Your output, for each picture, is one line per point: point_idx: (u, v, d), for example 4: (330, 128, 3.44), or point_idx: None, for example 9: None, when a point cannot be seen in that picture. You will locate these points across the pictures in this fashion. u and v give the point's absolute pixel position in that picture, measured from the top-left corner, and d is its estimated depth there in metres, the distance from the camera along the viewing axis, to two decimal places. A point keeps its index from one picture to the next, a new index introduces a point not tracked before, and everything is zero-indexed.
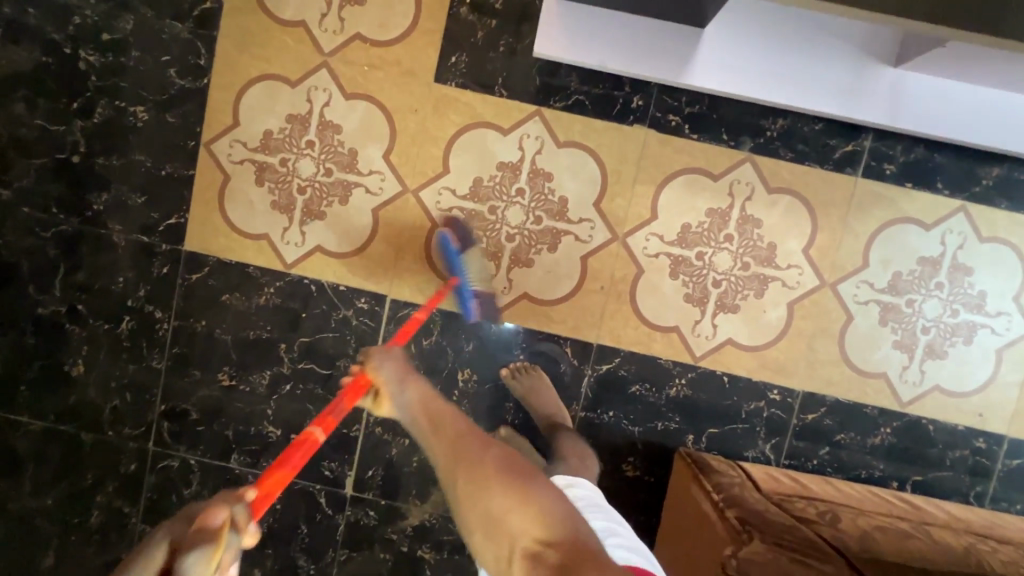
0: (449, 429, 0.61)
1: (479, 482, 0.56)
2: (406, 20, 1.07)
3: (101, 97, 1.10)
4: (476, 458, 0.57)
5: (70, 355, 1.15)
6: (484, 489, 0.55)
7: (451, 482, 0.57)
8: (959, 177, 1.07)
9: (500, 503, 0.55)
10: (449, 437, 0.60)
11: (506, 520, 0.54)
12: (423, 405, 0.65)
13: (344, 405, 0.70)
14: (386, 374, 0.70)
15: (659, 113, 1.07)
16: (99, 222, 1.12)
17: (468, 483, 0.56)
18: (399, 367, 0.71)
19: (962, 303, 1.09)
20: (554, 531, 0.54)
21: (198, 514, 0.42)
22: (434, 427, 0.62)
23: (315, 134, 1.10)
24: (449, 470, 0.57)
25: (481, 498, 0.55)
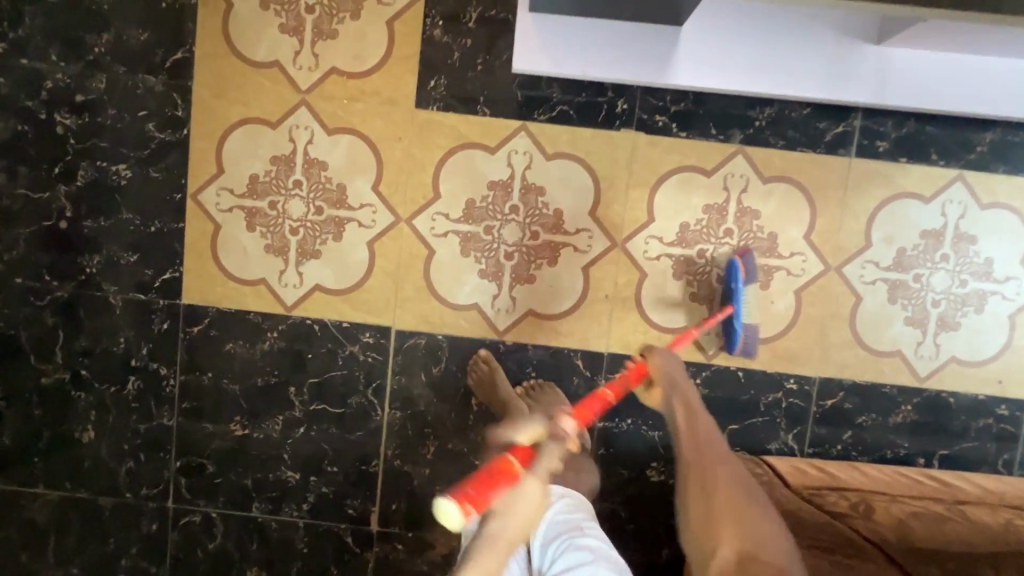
0: (712, 447, 0.78)
1: (722, 495, 0.74)
2: (379, 49, 1.06)
3: (82, 160, 1.08)
4: (719, 473, 0.76)
5: (80, 421, 1.13)
6: (723, 502, 0.73)
7: (683, 483, 0.76)
8: (953, 147, 1.06)
9: (731, 520, 0.72)
10: (699, 446, 0.78)
11: (717, 532, 0.71)
12: (692, 411, 0.81)
13: (631, 380, 0.82)
14: (672, 374, 0.84)
15: (645, 115, 1.06)
16: (94, 285, 1.11)
17: (704, 492, 0.74)
18: (676, 369, 0.85)
19: (969, 272, 1.08)
20: (762, 557, 0.69)
21: (549, 429, 0.63)
22: (693, 429, 0.80)
23: (301, 173, 1.08)
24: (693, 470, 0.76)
25: (704, 503, 0.73)
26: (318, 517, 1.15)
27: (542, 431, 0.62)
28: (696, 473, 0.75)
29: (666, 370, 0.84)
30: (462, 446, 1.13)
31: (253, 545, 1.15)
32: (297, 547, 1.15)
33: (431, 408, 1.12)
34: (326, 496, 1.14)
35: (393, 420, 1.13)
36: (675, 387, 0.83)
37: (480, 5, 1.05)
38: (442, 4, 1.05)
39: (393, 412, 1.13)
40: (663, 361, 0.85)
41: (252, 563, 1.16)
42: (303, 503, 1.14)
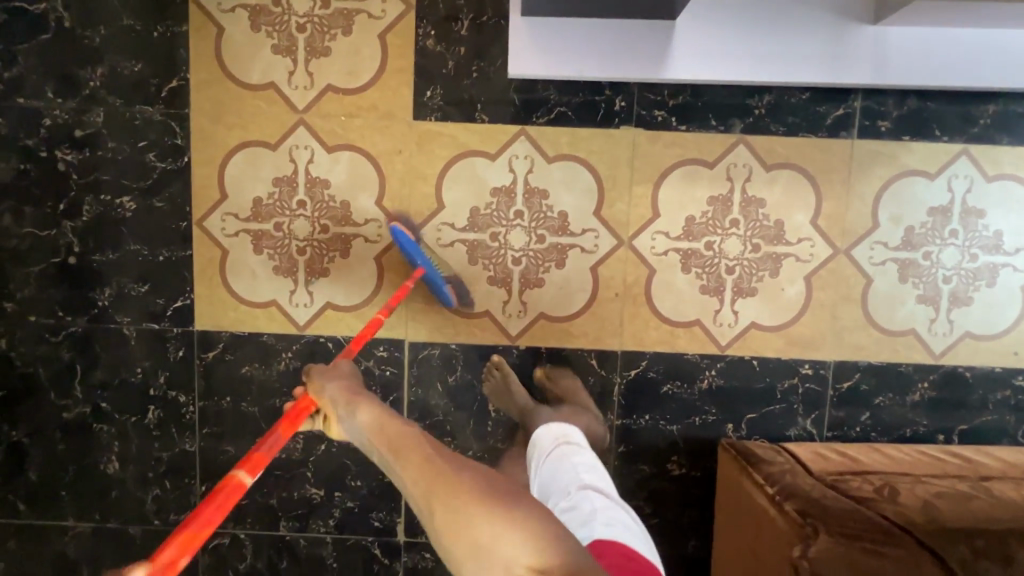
0: (404, 449, 0.56)
1: (459, 507, 0.50)
2: (373, 63, 1.05)
3: (86, 195, 1.09)
4: (450, 481, 0.51)
5: (103, 453, 1.14)
6: (465, 521, 0.49)
7: (427, 509, 0.51)
8: (955, 121, 1.05)
9: (481, 526, 0.48)
10: (425, 465, 0.53)
11: (492, 545, 0.48)
12: (383, 421, 0.60)
13: (280, 436, 0.67)
14: (330, 394, 0.70)
15: (643, 111, 1.06)
16: (108, 318, 1.11)
17: (446, 507, 0.50)
18: (343, 386, 0.70)
19: (979, 246, 1.08)
20: (544, 548, 0.48)
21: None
22: (398, 451, 0.56)
23: (304, 193, 1.08)
24: (425, 502, 0.51)
25: (461, 528, 0.49)
26: (345, 531, 1.16)
27: None
28: (408, 466, 0.54)
29: (333, 391, 0.70)
30: (482, 453, 1.13)
31: (283, 563, 1.17)
32: (326, 562, 1.17)
33: (448, 417, 1.13)
34: (351, 510, 1.15)
35: None
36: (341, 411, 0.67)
37: (471, 13, 1.04)
38: (433, 13, 1.04)
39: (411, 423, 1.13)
40: (320, 377, 0.74)
41: None
42: (329, 518, 1.15)
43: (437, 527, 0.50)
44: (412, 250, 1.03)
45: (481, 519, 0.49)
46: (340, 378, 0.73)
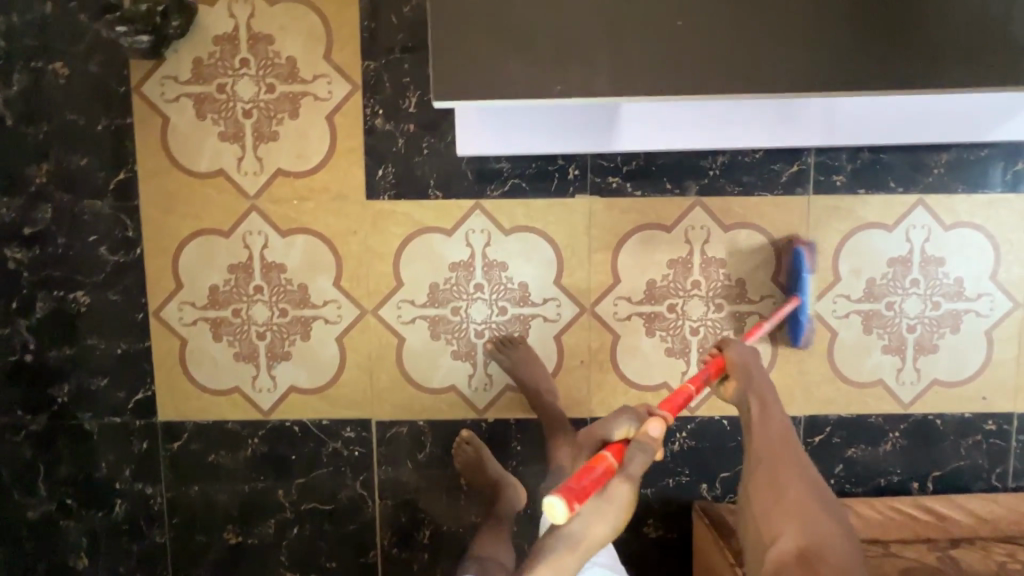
0: (781, 444, 0.78)
1: (776, 486, 0.74)
2: (322, 144, 1.04)
3: (39, 291, 1.07)
4: (783, 467, 0.76)
5: (72, 549, 1.13)
6: (780, 488, 0.74)
7: (755, 459, 0.78)
8: (909, 172, 1.05)
9: (791, 498, 0.73)
10: (775, 442, 0.78)
11: (786, 520, 0.71)
12: (767, 394, 0.84)
13: (709, 375, 0.86)
14: (746, 362, 0.88)
15: (597, 178, 1.05)
16: (69, 414, 1.10)
17: (772, 472, 0.76)
18: (751, 361, 0.88)
19: (941, 294, 1.08)
20: (826, 550, 0.68)
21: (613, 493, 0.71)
22: (770, 436, 0.79)
23: (260, 278, 1.07)
24: (757, 455, 0.78)
25: (775, 490, 0.74)
26: None
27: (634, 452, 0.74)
28: (771, 458, 0.77)
29: (743, 359, 0.88)
30: (457, 527, 1.12)
31: None
32: None
33: (421, 494, 1.12)
34: None
35: (385, 509, 1.12)
36: (750, 381, 0.85)
37: (419, 89, 1.03)
38: (380, 92, 1.03)
39: (384, 502, 1.12)
40: (734, 349, 0.90)
41: None
42: None
43: (751, 468, 0.78)
44: (807, 283, 1.04)
45: (793, 499, 0.73)
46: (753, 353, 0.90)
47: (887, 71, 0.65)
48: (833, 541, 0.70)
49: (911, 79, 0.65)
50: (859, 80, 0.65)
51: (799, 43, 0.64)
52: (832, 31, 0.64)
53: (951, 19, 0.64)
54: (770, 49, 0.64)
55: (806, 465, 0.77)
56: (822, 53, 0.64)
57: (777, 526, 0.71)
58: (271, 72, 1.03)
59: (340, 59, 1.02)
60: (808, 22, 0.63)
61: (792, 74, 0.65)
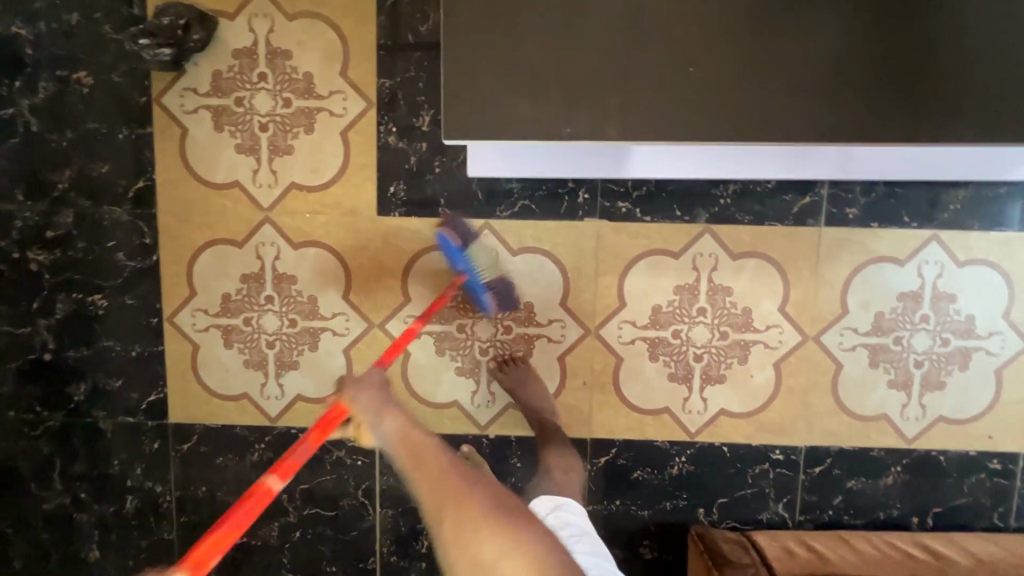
0: (456, 487, 0.63)
1: (468, 527, 0.61)
2: (336, 160, 1.06)
3: (59, 294, 1.11)
4: (467, 501, 0.62)
5: (85, 541, 1.17)
6: (473, 528, 0.61)
7: (438, 520, 0.62)
8: (925, 207, 1.04)
9: (487, 548, 0.60)
10: (442, 489, 0.63)
11: (497, 564, 0.60)
12: (404, 431, 0.67)
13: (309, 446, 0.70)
14: (366, 399, 0.71)
15: (607, 203, 1.06)
16: (84, 412, 1.14)
17: (457, 524, 0.61)
18: (376, 400, 0.70)
19: (951, 331, 1.07)
20: None
21: None
22: (421, 467, 0.64)
23: (272, 289, 1.10)
24: (441, 510, 0.62)
25: (473, 549, 0.60)
26: None
27: None
28: (455, 513, 0.61)
29: (366, 394, 0.71)
30: None
31: None
32: None
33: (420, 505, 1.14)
34: None
35: (386, 518, 1.15)
36: (370, 414, 0.69)
37: (432, 108, 1.04)
38: (394, 110, 1.04)
39: (385, 511, 1.14)
40: (352, 391, 0.71)
41: None
42: None
43: (441, 537, 0.62)
44: (459, 258, 0.99)
45: (484, 526, 0.61)
46: (378, 376, 0.74)
47: (895, 125, 0.66)
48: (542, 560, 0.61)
49: (923, 133, 0.66)
50: (868, 132, 0.66)
51: (807, 97, 0.65)
52: (840, 85, 0.65)
53: (961, 78, 0.65)
54: (784, 103, 0.66)
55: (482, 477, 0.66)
56: (830, 106, 0.66)
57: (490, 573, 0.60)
58: (288, 87, 1.04)
59: (356, 76, 1.04)
60: (818, 77, 0.65)
61: (800, 125, 0.66)
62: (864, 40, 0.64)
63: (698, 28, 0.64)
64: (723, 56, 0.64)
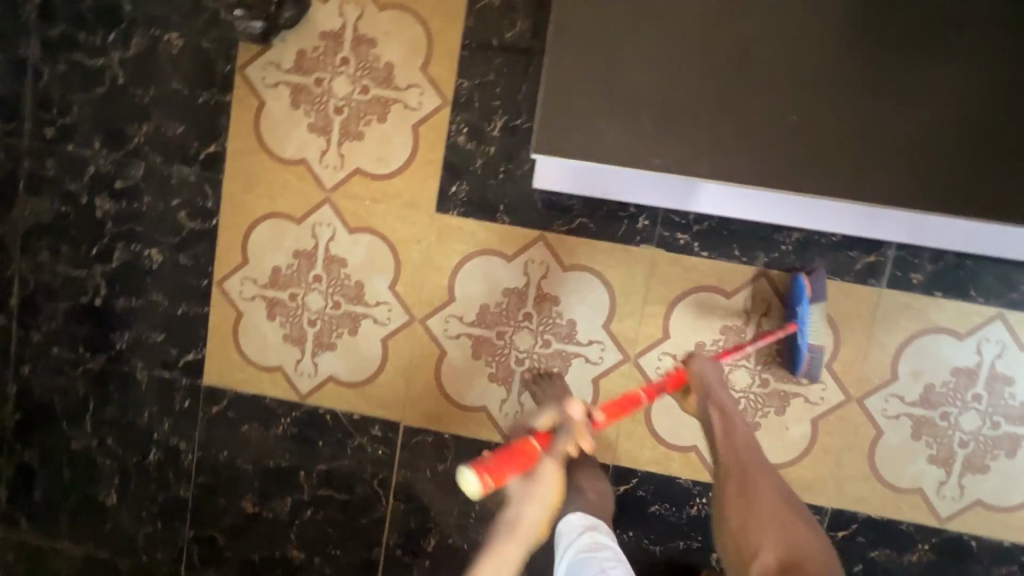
0: (753, 452, 0.81)
1: (751, 497, 0.76)
2: (404, 152, 1.07)
3: (118, 243, 1.14)
4: (754, 468, 0.79)
5: (104, 486, 1.20)
6: (755, 499, 0.76)
7: (723, 478, 0.79)
8: (994, 284, 1.01)
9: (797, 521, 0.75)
10: (740, 457, 0.80)
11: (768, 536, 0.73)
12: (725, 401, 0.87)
13: (665, 389, 0.88)
14: (706, 376, 0.89)
15: (666, 232, 1.05)
16: (124, 360, 1.17)
17: (743, 487, 0.77)
18: (715, 379, 0.89)
19: (1002, 415, 1.03)
20: (800, 553, 0.72)
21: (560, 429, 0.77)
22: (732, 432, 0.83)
23: (321, 268, 1.11)
24: (728, 471, 0.79)
25: (765, 510, 0.75)
26: None
27: (563, 432, 0.77)
28: (744, 474, 0.78)
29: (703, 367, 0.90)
30: (462, 543, 1.14)
31: None
32: None
33: (433, 504, 1.14)
34: None
35: (397, 511, 1.15)
36: (708, 394, 0.88)
37: (506, 114, 1.04)
38: (468, 111, 1.05)
39: (397, 504, 1.15)
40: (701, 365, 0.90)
41: None
42: None
43: (723, 493, 0.78)
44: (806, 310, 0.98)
45: (760, 501, 0.76)
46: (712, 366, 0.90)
47: (992, 205, 0.65)
48: (809, 540, 0.74)
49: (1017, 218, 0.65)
50: (962, 208, 0.65)
51: (904, 164, 0.65)
52: (938, 158, 0.65)
53: None
54: (879, 166, 0.65)
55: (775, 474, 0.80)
56: (925, 176, 0.65)
57: (752, 541, 0.73)
58: (368, 74, 1.06)
59: (435, 73, 1.05)
60: (917, 145, 0.65)
61: (897, 187, 0.65)
62: (971, 112, 0.64)
63: (803, 77, 0.64)
64: (826, 108, 0.65)
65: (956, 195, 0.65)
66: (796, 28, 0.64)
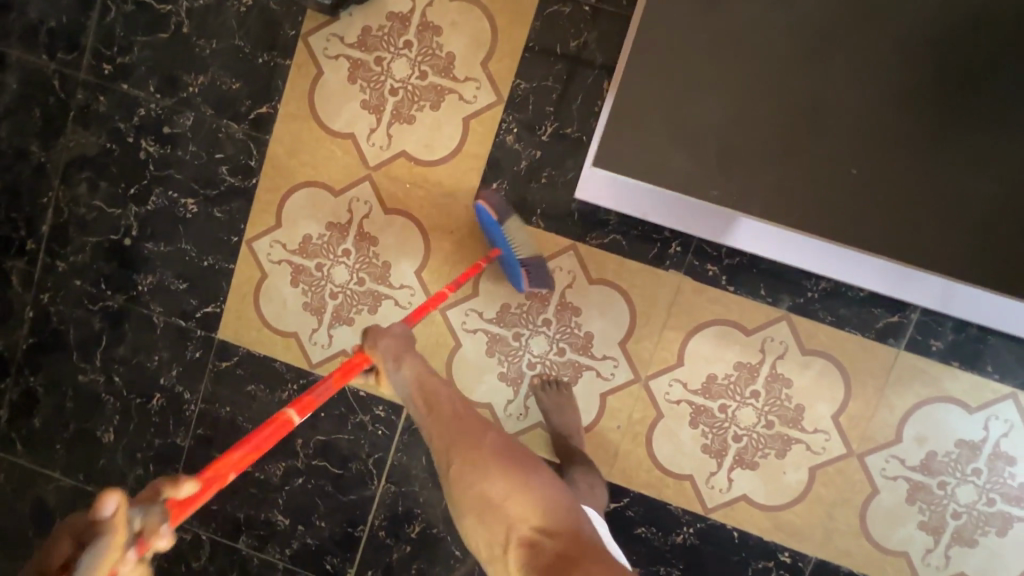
0: (472, 430, 0.78)
1: (479, 464, 0.75)
2: (452, 143, 1.08)
3: (156, 187, 1.15)
4: (475, 442, 0.77)
5: (104, 422, 1.21)
6: (483, 468, 0.75)
7: (448, 462, 0.76)
8: (1011, 363, 1.01)
9: (521, 478, 0.75)
10: (454, 435, 0.77)
11: (504, 504, 0.73)
12: (422, 379, 0.80)
13: (332, 385, 0.74)
14: (388, 350, 0.81)
15: (696, 261, 1.05)
16: (143, 302, 1.18)
17: (465, 462, 0.75)
18: (401, 343, 0.82)
19: (999, 493, 1.03)
20: (548, 522, 0.72)
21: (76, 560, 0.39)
22: (435, 408, 0.80)
23: (351, 243, 1.12)
24: (450, 451, 0.77)
25: (488, 481, 0.74)
26: (297, 563, 1.19)
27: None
28: (464, 454, 0.76)
29: (386, 345, 0.81)
30: (446, 534, 1.15)
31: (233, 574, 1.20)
32: None
33: (423, 490, 1.15)
34: (309, 546, 1.18)
35: (386, 492, 1.16)
36: (397, 373, 0.80)
37: (557, 121, 1.05)
38: (521, 112, 1.06)
39: (387, 485, 1.16)
40: (380, 342, 0.81)
41: None
42: (286, 547, 1.19)
43: (457, 481, 0.76)
44: (496, 233, 1.02)
45: (488, 469, 0.75)
46: (392, 337, 0.82)
47: None
48: (546, 495, 0.75)
49: None
50: (1007, 286, 0.66)
51: (957, 234, 0.66)
52: (992, 234, 0.65)
53: None
54: (930, 232, 0.66)
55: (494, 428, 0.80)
56: (977, 249, 0.65)
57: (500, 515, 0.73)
58: (428, 61, 1.07)
59: (494, 70, 1.06)
60: (974, 218, 0.65)
61: (947, 251, 0.66)
62: None
63: (872, 130, 0.65)
64: (887, 165, 0.65)
65: (1003, 273, 0.66)
66: (875, 82, 0.65)
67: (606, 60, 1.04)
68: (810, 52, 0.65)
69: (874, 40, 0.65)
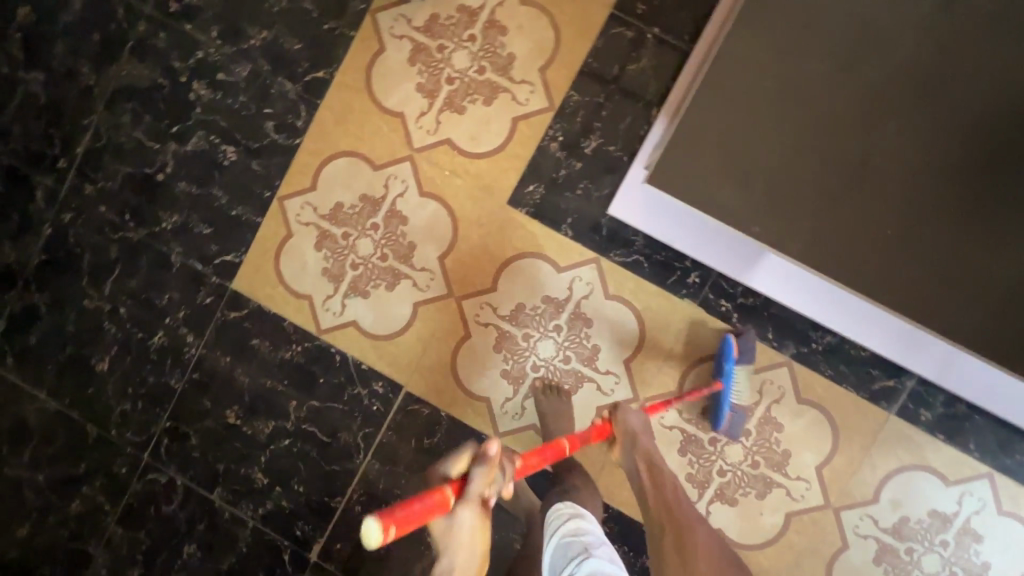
0: (684, 513, 0.88)
1: (695, 551, 0.82)
2: (497, 140, 1.11)
3: (199, 130, 1.16)
4: (688, 528, 0.85)
5: (101, 351, 1.21)
6: (698, 552, 0.83)
7: (662, 539, 0.85)
8: (992, 445, 1.05)
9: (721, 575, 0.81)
10: (670, 503, 0.88)
11: None
12: (652, 457, 0.93)
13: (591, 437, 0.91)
14: (632, 426, 0.95)
15: (711, 295, 1.08)
16: (163, 240, 1.18)
17: (687, 549, 0.83)
18: (641, 428, 0.96)
19: (962, 568, 1.06)
20: None
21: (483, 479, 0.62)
22: (655, 478, 0.91)
23: (381, 218, 1.14)
24: (667, 529, 0.85)
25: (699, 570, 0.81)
26: (267, 525, 1.18)
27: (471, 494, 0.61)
28: (685, 538, 0.84)
29: (636, 424, 0.95)
30: None
31: (201, 525, 1.20)
32: (237, 543, 1.19)
33: (407, 473, 1.16)
34: (283, 509, 1.18)
35: (370, 468, 1.16)
36: (632, 444, 0.93)
37: (602, 137, 1.08)
38: (569, 123, 1.09)
39: (372, 461, 1.16)
40: (626, 417, 0.95)
41: (192, 539, 1.20)
42: (260, 507, 1.19)
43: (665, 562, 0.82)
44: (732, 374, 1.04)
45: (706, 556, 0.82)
46: (640, 418, 0.97)
47: None
48: None
49: None
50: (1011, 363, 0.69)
51: (973, 308, 0.69)
52: (1004, 313, 0.69)
53: None
54: (951, 302, 0.69)
55: (706, 525, 0.88)
56: (987, 325, 0.69)
57: None
58: (489, 57, 1.10)
59: (550, 77, 1.09)
60: (992, 295, 0.69)
61: (960, 321, 0.70)
62: None
63: (914, 197, 0.69)
64: (922, 232, 0.69)
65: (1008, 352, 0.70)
66: (924, 154, 0.69)
67: (658, 87, 1.07)
68: (869, 114, 0.69)
69: (929, 114, 0.69)
